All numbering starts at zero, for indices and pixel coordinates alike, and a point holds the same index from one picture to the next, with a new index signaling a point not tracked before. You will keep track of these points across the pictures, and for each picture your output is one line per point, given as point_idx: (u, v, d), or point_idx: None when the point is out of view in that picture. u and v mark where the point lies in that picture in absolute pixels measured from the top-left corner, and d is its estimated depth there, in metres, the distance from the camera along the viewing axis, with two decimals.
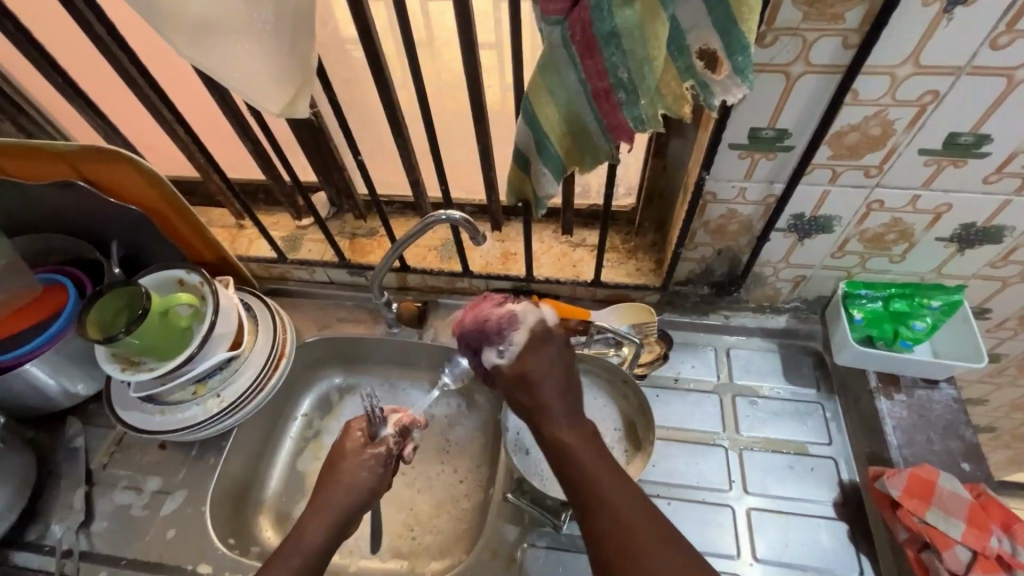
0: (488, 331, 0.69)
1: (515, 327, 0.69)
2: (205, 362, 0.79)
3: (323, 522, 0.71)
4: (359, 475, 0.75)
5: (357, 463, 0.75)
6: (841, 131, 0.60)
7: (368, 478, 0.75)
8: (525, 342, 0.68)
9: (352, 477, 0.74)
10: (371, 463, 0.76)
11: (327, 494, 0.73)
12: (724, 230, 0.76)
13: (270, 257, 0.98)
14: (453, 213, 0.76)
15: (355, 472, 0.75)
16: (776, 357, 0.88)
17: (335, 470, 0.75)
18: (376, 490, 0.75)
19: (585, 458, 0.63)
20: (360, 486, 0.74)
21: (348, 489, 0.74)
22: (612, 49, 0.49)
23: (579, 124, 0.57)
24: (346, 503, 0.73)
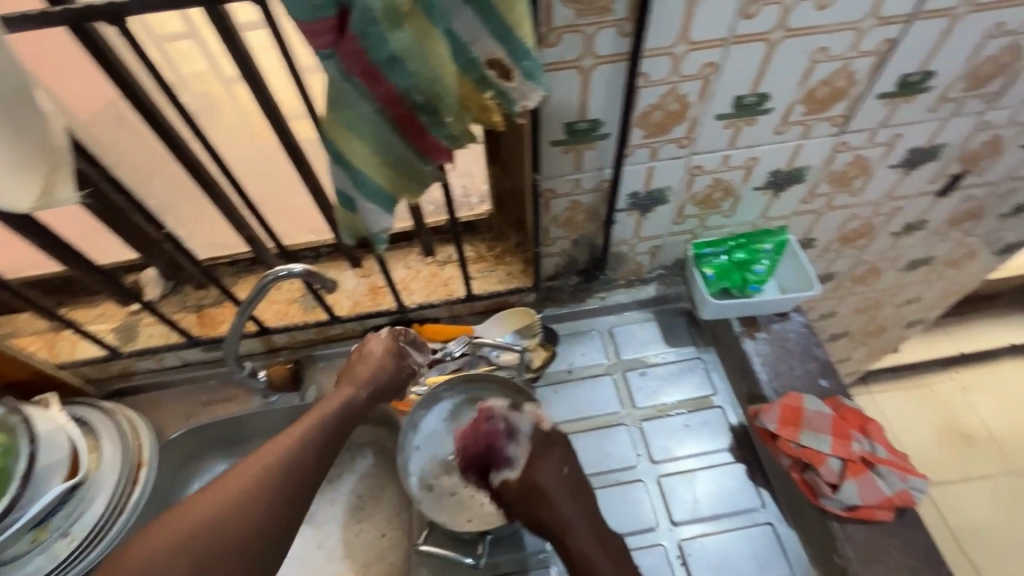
0: (489, 443, 0.72)
1: (512, 440, 0.72)
2: (36, 503, 0.66)
3: (357, 398, 0.74)
4: (388, 363, 0.78)
5: (386, 356, 0.79)
6: (645, 112, 0.63)
7: (392, 373, 0.78)
8: (525, 449, 0.72)
9: (374, 371, 0.77)
10: (400, 366, 0.80)
11: (356, 372, 0.77)
12: (574, 221, 0.77)
13: (101, 356, 0.85)
14: (294, 266, 0.70)
15: (388, 360, 0.78)
16: (653, 324, 0.93)
17: (358, 365, 0.77)
18: (393, 390, 0.79)
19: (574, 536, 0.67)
20: (383, 375, 0.77)
21: (376, 373, 0.77)
22: (397, 74, 0.47)
23: (394, 154, 0.54)
24: (377, 377, 0.76)
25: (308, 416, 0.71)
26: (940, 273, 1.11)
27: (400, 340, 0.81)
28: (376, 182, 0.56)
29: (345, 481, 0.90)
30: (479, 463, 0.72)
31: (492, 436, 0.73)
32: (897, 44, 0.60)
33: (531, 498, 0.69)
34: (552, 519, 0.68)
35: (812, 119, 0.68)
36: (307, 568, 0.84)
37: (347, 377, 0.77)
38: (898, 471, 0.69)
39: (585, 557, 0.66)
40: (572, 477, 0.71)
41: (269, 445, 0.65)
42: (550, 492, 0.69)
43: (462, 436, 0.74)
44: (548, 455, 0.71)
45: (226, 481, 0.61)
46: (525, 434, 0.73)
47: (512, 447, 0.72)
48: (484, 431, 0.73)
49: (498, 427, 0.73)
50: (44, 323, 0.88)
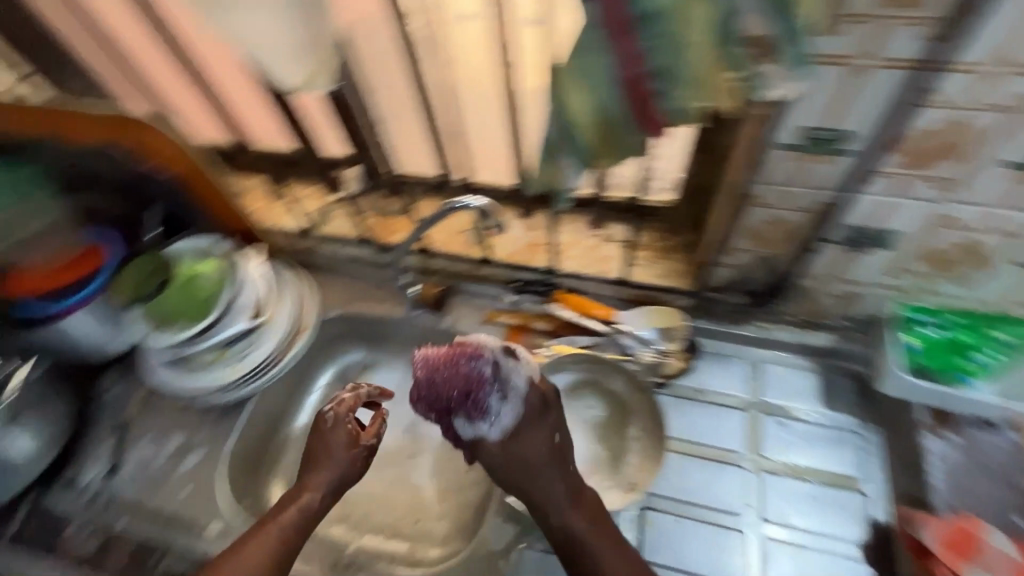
0: (466, 389, 0.64)
1: (487, 388, 0.64)
2: (226, 329, 0.81)
3: (314, 501, 0.67)
4: (337, 463, 0.69)
5: (342, 454, 0.70)
6: (916, 137, 0.53)
7: (348, 470, 0.69)
8: (510, 404, 0.65)
9: (336, 453, 0.70)
10: (354, 455, 0.70)
11: (309, 474, 0.68)
12: (768, 237, 0.69)
13: (300, 230, 0.99)
14: (475, 200, 0.74)
15: (334, 456, 0.69)
16: (812, 378, 0.82)
17: (324, 443, 0.71)
18: (355, 480, 0.71)
19: (563, 514, 0.64)
20: (334, 479, 0.68)
21: (329, 478, 0.68)
22: (649, 31, 0.46)
23: (610, 116, 0.52)
24: (339, 474, 0.68)
25: (285, 505, 0.66)
26: None
27: (353, 420, 0.73)
28: (583, 139, 0.55)
29: None
30: (440, 403, 0.65)
31: (473, 382, 0.64)
32: None
33: (519, 468, 0.64)
34: (544, 497, 0.64)
35: None
36: (397, 470, 0.91)
37: (309, 472, 0.69)
38: None
39: (572, 538, 0.63)
40: (561, 446, 0.66)
41: (245, 541, 0.63)
42: (535, 466, 0.64)
43: (427, 363, 0.67)
44: (538, 422, 0.65)
45: (240, 568, 0.60)
46: (511, 388, 0.65)
47: (497, 399, 0.64)
48: (449, 372, 0.65)
49: (478, 373, 0.64)
50: (265, 187, 1.02)
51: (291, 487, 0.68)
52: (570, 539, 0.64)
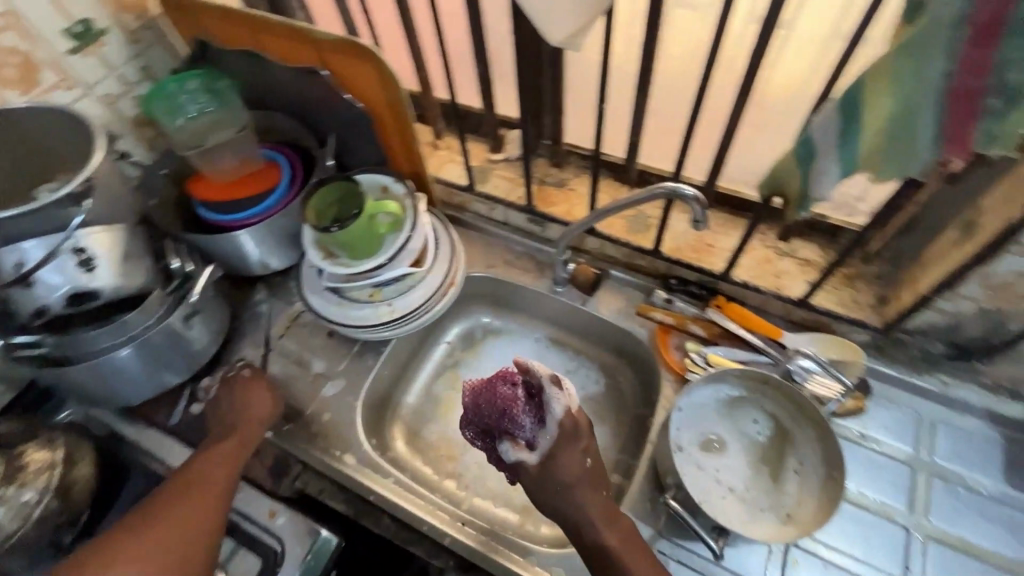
0: (505, 417, 0.64)
1: (533, 414, 0.65)
2: (390, 272, 0.81)
3: (248, 439, 0.76)
4: (261, 405, 0.80)
5: (241, 389, 0.82)
6: None
7: (268, 408, 0.81)
8: (549, 430, 0.65)
9: (248, 410, 0.79)
10: (271, 400, 0.82)
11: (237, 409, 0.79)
12: (1009, 291, 0.61)
13: (458, 183, 0.98)
14: (684, 187, 0.69)
15: (259, 403, 0.80)
16: (996, 449, 0.74)
17: (247, 405, 0.80)
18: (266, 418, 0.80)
19: (598, 532, 0.63)
20: (263, 415, 0.79)
21: (255, 418, 0.79)
22: (1019, 41, 0.39)
23: (911, 129, 0.46)
24: (247, 429, 0.77)
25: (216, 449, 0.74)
26: None
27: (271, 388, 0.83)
28: (859, 146, 0.50)
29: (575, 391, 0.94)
30: (490, 429, 0.66)
31: (512, 406, 0.64)
32: None
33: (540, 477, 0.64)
34: (568, 508, 0.64)
35: None
36: None
37: (241, 418, 0.79)
38: None
39: (602, 547, 0.62)
40: (594, 468, 0.66)
41: (195, 481, 0.69)
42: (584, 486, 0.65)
43: (471, 389, 0.67)
44: (572, 447, 0.65)
45: (197, 487, 0.69)
46: (546, 413, 0.65)
47: (529, 424, 0.65)
48: (505, 400, 0.64)
49: (513, 399, 0.64)
50: (429, 137, 1.03)
51: (212, 441, 0.75)
52: (602, 553, 0.62)
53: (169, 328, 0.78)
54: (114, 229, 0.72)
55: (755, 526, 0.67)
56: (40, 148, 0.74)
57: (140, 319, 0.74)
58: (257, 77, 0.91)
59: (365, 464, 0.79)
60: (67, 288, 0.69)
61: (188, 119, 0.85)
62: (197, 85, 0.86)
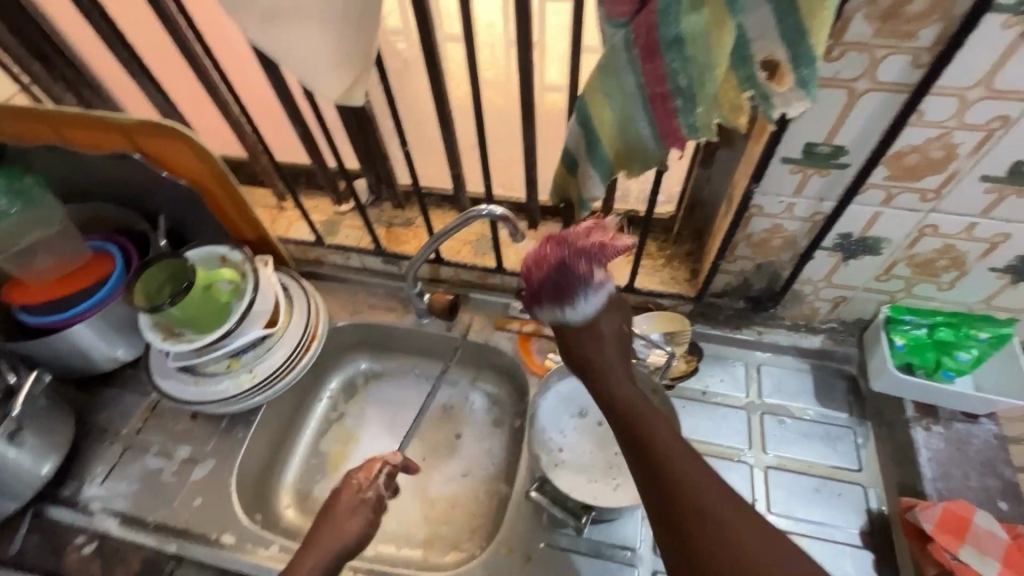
0: (563, 285, 0.55)
1: (592, 289, 0.55)
2: (241, 338, 0.81)
3: (349, 541, 0.68)
4: (350, 518, 0.70)
5: (351, 510, 0.70)
6: (901, 153, 0.58)
7: (359, 524, 0.69)
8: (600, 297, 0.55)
9: (348, 529, 0.69)
10: (363, 511, 0.70)
11: (330, 527, 0.69)
12: (767, 245, 0.74)
13: (308, 240, 1.00)
14: (494, 209, 0.76)
15: (346, 512, 0.70)
16: (807, 378, 0.86)
17: (339, 519, 0.69)
18: (356, 544, 0.69)
19: (608, 375, 0.56)
20: (348, 533, 0.68)
21: (339, 533, 0.68)
22: (674, 54, 0.49)
23: (633, 130, 0.56)
24: (360, 522, 0.69)
25: (317, 540, 0.67)
26: None
27: (372, 483, 0.73)
28: (606, 152, 0.59)
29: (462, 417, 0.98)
30: (550, 289, 0.55)
31: (572, 285, 0.54)
32: None
33: (562, 339, 0.58)
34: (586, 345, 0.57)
35: None
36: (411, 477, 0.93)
37: (313, 537, 0.68)
38: None
39: (624, 407, 0.54)
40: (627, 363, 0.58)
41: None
42: (602, 368, 0.56)
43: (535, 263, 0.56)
44: (609, 322, 0.57)
45: None
46: (608, 282, 0.56)
47: (588, 295, 0.55)
48: (545, 277, 0.55)
49: (578, 268, 0.54)
50: (273, 200, 1.04)
51: (315, 528, 0.69)
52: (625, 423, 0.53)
53: None
54: None
55: (622, 494, 0.73)
56: None
57: None
58: (68, 169, 0.88)
59: (244, 540, 0.76)
60: None
61: None
62: None
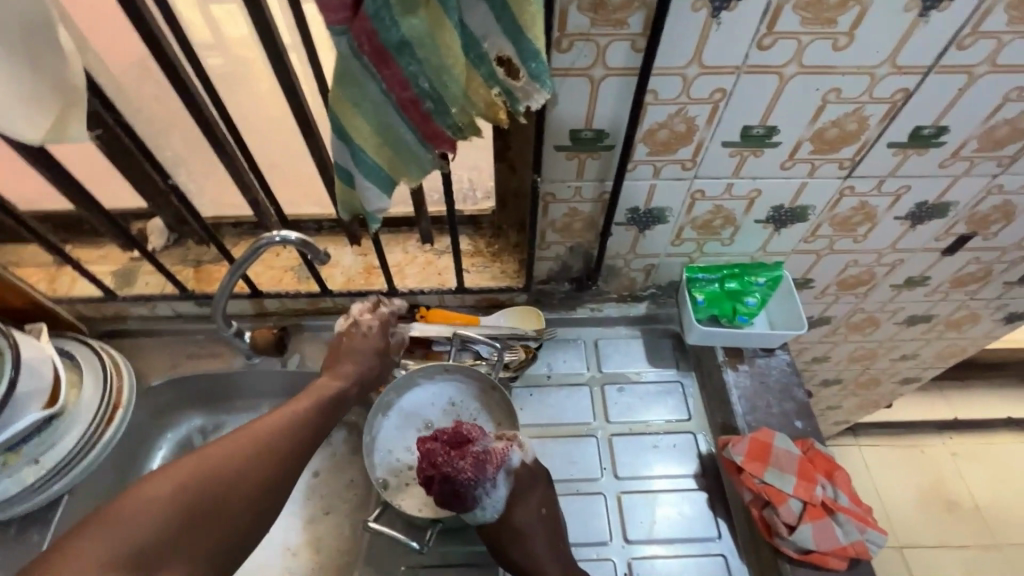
0: (481, 461, 0.69)
1: (494, 468, 0.70)
2: (11, 428, 0.68)
3: (348, 387, 0.72)
4: (369, 352, 0.75)
5: (376, 339, 0.76)
6: (652, 129, 0.63)
7: (376, 358, 0.76)
8: (509, 485, 0.72)
9: (371, 346, 0.75)
10: (385, 353, 0.77)
11: (353, 348, 0.74)
12: (571, 228, 0.78)
13: (96, 295, 0.87)
14: (289, 233, 0.71)
15: (364, 348, 0.75)
16: (639, 343, 0.92)
17: (360, 338, 0.75)
18: (376, 373, 0.76)
19: (529, 537, 0.71)
20: (368, 364, 0.75)
21: (362, 349, 0.75)
22: (406, 58, 0.48)
23: (395, 136, 0.55)
24: (372, 372, 0.75)
25: (341, 357, 0.74)
26: (939, 333, 1.11)
27: (389, 336, 0.78)
28: (370, 157, 0.56)
29: (318, 453, 0.92)
30: (462, 453, 0.69)
31: (483, 454, 0.70)
32: (913, 94, 0.60)
33: (451, 489, 0.67)
34: (518, 517, 0.71)
35: (819, 158, 0.68)
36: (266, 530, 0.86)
37: (339, 360, 0.74)
38: (858, 522, 0.69)
39: (528, 552, 0.70)
40: (549, 519, 0.73)
41: (244, 433, 0.61)
42: (525, 533, 0.71)
43: (432, 453, 0.69)
44: (530, 493, 0.73)
45: (234, 450, 0.59)
46: (506, 466, 0.71)
47: (494, 490, 0.70)
48: (439, 470, 0.67)
49: (475, 469, 0.68)
50: (49, 257, 0.89)
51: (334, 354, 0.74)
52: (523, 567, 0.71)
53: None
54: None
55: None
56: None
57: None
58: None
59: None
60: None
61: None
62: None
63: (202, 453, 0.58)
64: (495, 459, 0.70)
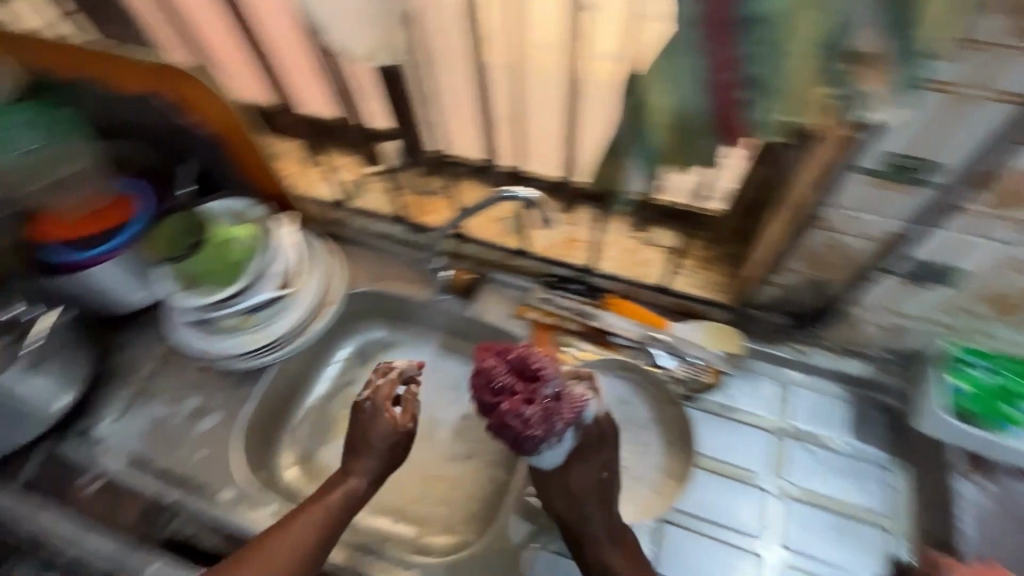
0: (550, 414, 0.63)
1: (566, 424, 0.64)
2: (253, 297, 0.80)
3: (360, 486, 0.73)
4: (384, 435, 0.75)
5: (382, 445, 0.75)
6: (1006, 175, 0.50)
7: (385, 460, 0.75)
8: (576, 441, 0.67)
9: (376, 431, 0.75)
10: (395, 440, 0.76)
11: (370, 437, 0.75)
12: (823, 260, 0.67)
13: (330, 201, 0.98)
14: (527, 193, 0.71)
15: (377, 433, 0.75)
16: (842, 405, 0.79)
17: (367, 431, 0.76)
18: (393, 460, 0.76)
19: (585, 510, 0.69)
20: (381, 455, 0.75)
21: (365, 435, 0.75)
22: (748, 37, 0.41)
23: (687, 121, 0.49)
24: (382, 464, 0.74)
25: (358, 440, 0.76)
26: None
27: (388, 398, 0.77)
28: (655, 142, 0.51)
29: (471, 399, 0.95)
30: (528, 399, 0.63)
31: (547, 407, 0.63)
32: None
33: (517, 438, 0.64)
34: (558, 472, 0.69)
35: None
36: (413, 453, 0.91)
37: (353, 457, 0.75)
38: None
39: (585, 523, 0.69)
40: (605, 485, 0.70)
41: (256, 552, 0.65)
42: (579, 499, 0.69)
43: (489, 376, 0.66)
44: (592, 455, 0.69)
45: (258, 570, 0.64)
46: (578, 423, 0.65)
47: (545, 447, 0.65)
48: (506, 410, 0.63)
49: (535, 420, 0.62)
50: (303, 154, 1.01)
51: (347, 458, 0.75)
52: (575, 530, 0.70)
53: (12, 383, 0.73)
54: None
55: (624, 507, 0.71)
56: None
57: None
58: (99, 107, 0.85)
59: (242, 499, 0.76)
60: None
61: (15, 156, 0.78)
62: (19, 122, 0.78)
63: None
64: (561, 413, 0.64)
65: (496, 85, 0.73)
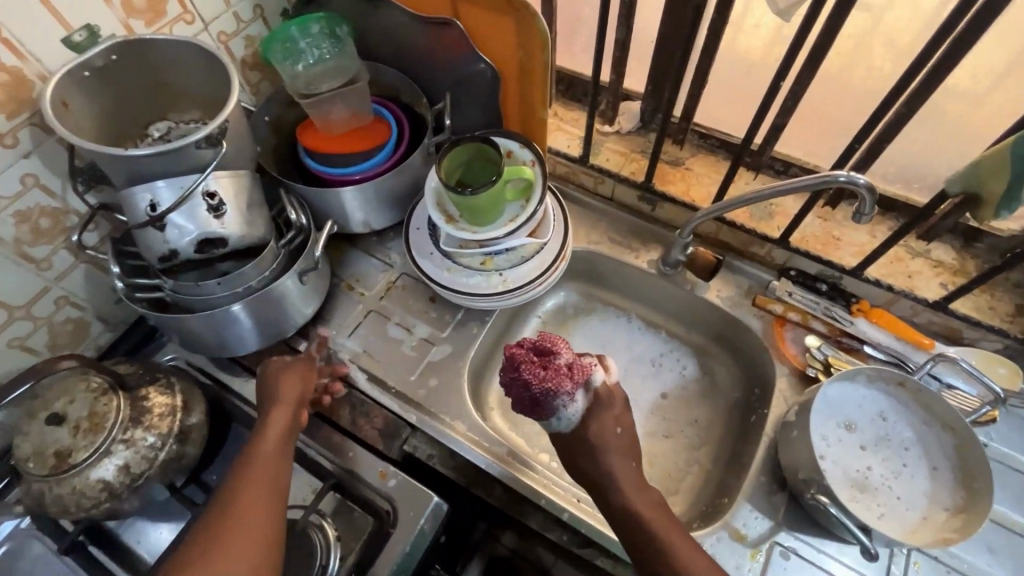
0: (569, 371, 0.64)
1: (579, 384, 0.64)
2: (509, 241, 0.79)
3: (273, 432, 0.66)
4: (296, 378, 0.72)
5: (294, 374, 0.72)
6: None
7: (296, 391, 0.71)
8: (590, 404, 0.66)
9: (291, 380, 0.71)
10: (304, 388, 0.72)
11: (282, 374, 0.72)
12: None
13: (571, 154, 0.94)
14: (856, 176, 0.62)
15: (289, 376, 0.72)
16: None
17: (280, 374, 0.71)
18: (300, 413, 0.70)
19: (627, 489, 0.63)
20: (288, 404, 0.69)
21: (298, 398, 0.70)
22: None
23: None
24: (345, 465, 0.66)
25: (275, 390, 0.70)
26: None
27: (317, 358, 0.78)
28: None
29: (673, 379, 0.93)
30: (533, 359, 0.63)
31: (545, 355, 0.64)
32: None
33: (538, 405, 0.63)
34: (598, 436, 0.65)
35: None
36: None
37: (275, 410, 0.68)
38: None
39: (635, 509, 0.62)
40: (624, 440, 0.66)
41: (249, 462, 0.63)
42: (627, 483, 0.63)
43: (513, 352, 0.64)
44: (605, 413, 0.66)
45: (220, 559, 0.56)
46: (588, 384, 0.66)
47: (564, 409, 0.64)
48: (527, 378, 0.62)
49: (556, 376, 0.62)
50: None
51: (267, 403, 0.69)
52: (629, 519, 0.62)
53: (287, 284, 0.77)
54: (239, 176, 0.71)
55: (887, 526, 0.65)
56: (149, 87, 0.74)
57: (255, 272, 0.74)
58: (381, 27, 0.87)
59: (474, 432, 0.79)
60: (196, 234, 0.69)
61: (307, 65, 0.82)
62: (320, 29, 0.81)
63: (226, 489, 0.61)
64: (573, 368, 0.64)
65: (837, 74, 0.76)
